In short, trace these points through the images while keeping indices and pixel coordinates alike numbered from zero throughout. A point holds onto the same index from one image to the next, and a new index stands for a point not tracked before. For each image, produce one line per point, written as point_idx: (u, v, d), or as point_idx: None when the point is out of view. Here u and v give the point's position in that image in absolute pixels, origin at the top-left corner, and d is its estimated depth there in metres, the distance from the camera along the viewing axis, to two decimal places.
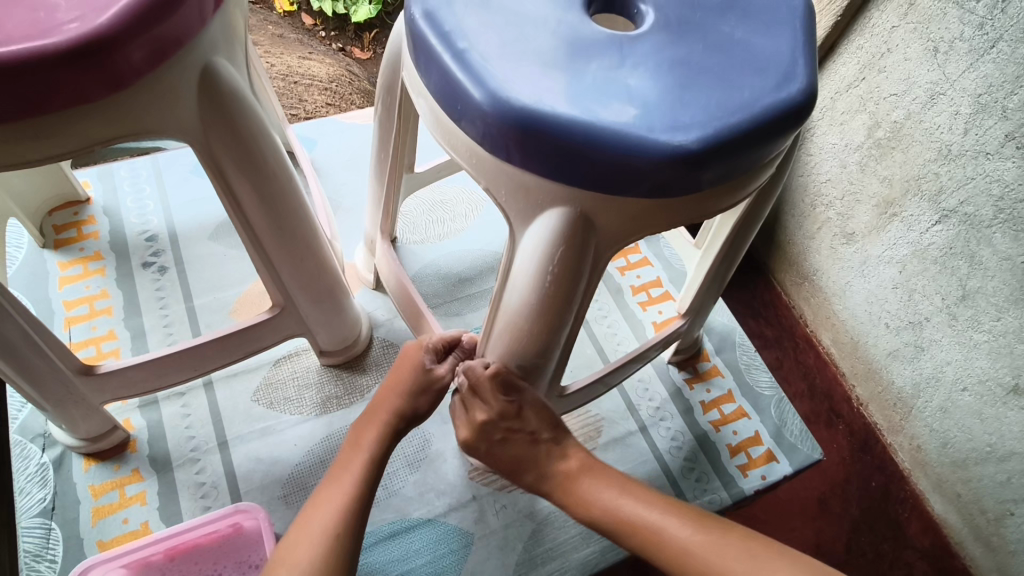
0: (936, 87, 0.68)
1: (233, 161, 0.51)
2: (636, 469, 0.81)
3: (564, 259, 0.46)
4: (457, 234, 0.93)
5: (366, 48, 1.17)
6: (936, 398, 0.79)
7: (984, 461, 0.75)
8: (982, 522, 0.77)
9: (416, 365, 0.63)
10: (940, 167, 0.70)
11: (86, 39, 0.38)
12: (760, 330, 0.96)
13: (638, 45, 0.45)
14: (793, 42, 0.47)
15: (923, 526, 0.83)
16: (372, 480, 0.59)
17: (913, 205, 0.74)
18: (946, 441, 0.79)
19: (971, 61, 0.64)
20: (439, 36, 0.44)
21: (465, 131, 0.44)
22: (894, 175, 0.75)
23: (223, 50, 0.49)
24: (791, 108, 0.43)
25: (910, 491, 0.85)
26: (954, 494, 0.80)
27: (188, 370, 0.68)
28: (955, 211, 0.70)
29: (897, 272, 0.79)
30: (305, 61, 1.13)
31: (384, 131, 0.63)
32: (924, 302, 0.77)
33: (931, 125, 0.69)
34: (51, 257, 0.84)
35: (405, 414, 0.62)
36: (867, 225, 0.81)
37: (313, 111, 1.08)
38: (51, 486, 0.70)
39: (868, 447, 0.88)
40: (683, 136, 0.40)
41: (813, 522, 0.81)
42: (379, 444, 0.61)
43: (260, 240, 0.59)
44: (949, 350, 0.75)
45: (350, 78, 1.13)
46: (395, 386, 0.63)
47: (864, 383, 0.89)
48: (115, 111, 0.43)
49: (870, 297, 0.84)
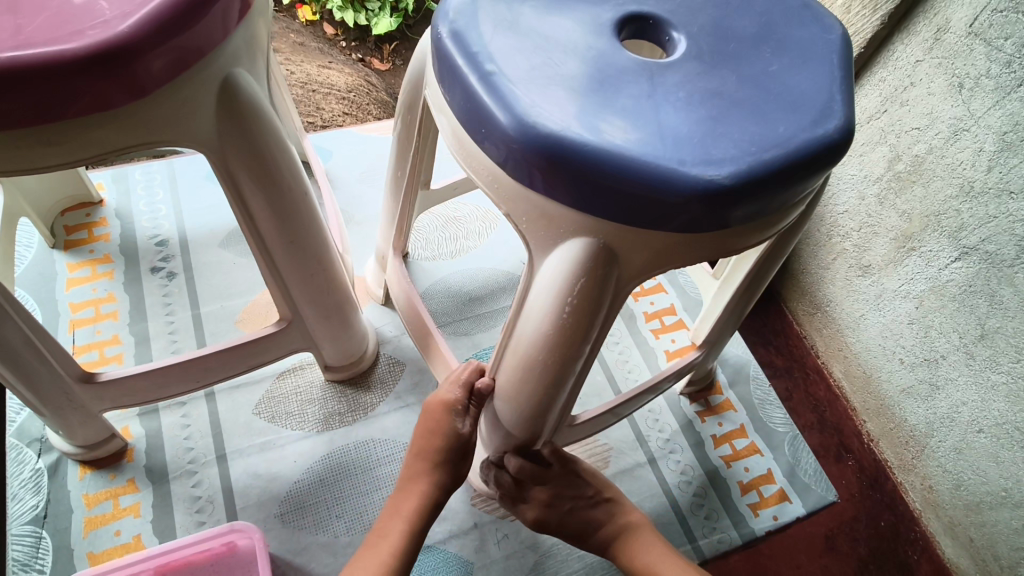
0: (960, 123, 0.66)
1: (247, 173, 0.50)
2: (642, 502, 0.78)
3: (584, 291, 0.44)
4: (470, 251, 0.91)
5: (385, 59, 1.17)
6: (950, 438, 0.76)
7: (998, 506, 0.72)
8: (994, 569, 0.74)
9: (448, 431, 0.61)
10: (961, 204, 0.68)
11: (107, 46, 0.37)
12: (770, 360, 0.94)
13: (670, 74, 0.43)
14: (829, 77, 0.45)
15: (933, 569, 0.80)
16: (410, 552, 0.59)
17: (932, 241, 0.72)
18: (959, 483, 0.77)
19: (996, 98, 0.62)
20: (465, 56, 0.43)
21: (487, 153, 0.43)
22: (914, 210, 0.74)
23: (244, 61, 0.48)
24: (827, 145, 0.41)
25: (921, 532, 0.82)
26: (966, 538, 0.77)
27: (190, 381, 0.67)
28: (976, 248, 0.67)
29: (914, 308, 0.77)
30: (324, 70, 1.13)
31: (403, 147, 0.62)
32: (940, 340, 0.74)
33: (953, 160, 0.68)
34: (60, 257, 0.83)
35: (444, 485, 0.62)
36: (884, 259, 0.79)
37: (330, 119, 1.08)
38: (44, 493, 0.68)
39: (878, 484, 0.85)
40: (715, 170, 0.38)
41: (819, 559, 0.77)
42: (418, 516, 0.60)
43: (271, 252, 0.58)
44: (966, 391, 0.73)
45: (368, 88, 1.13)
46: (429, 452, 0.62)
47: (876, 419, 0.87)
48: (133, 120, 0.42)
49: (885, 333, 0.82)
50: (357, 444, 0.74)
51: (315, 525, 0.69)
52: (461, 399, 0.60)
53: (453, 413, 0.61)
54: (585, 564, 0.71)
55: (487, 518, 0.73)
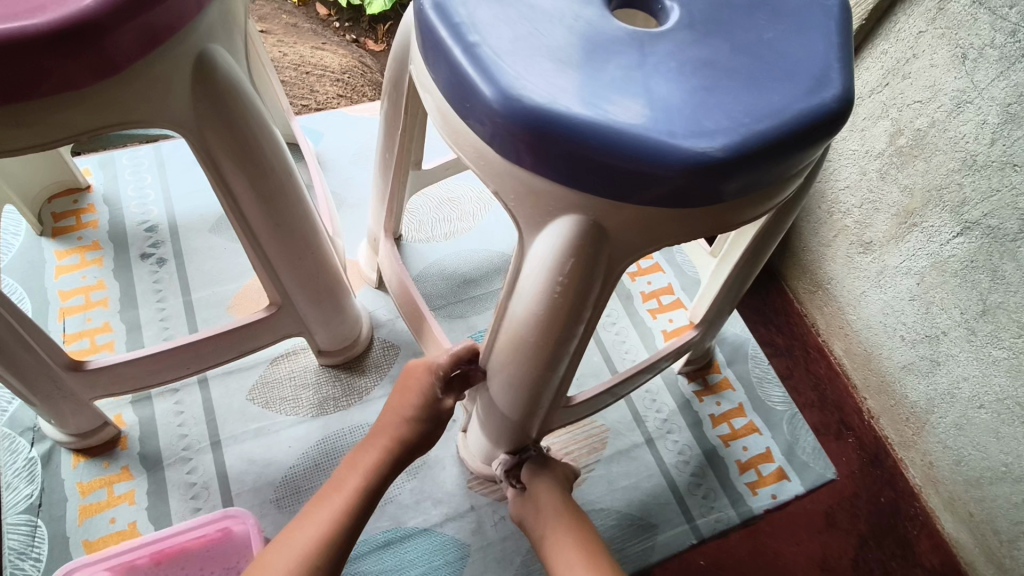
0: (963, 95, 0.64)
1: (229, 155, 0.49)
2: (640, 484, 0.77)
3: (575, 271, 0.43)
4: (465, 233, 0.90)
5: (380, 41, 1.13)
6: (950, 414, 0.76)
7: (998, 481, 0.72)
8: (993, 544, 0.74)
9: (424, 392, 0.60)
10: (963, 177, 0.67)
11: (71, 21, 0.36)
12: (770, 338, 0.93)
13: (660, 44, 0.42)
14: (826, 45, 0.43)
15: (932, 544, 0.79)
16: (366, 506, 0.57)
17: (933, 216, 0.71)
18: (959, 459, 0.76)
19: (1001, 69, 0.60)
20: (449, 28, 0.41)
21: (472, 129, 0.42)
22: (915, 184, 0.72)
23: (221, 37, 0.46)
24: (824, 116, 0.40)
25: (920, 507, 0.82)
26: (966, 513, 0.77)
27: (181, 368, 0.66)
28: (978, 223, 0.66)
29: (915, 284, 0.76)
30: (318, 52, 1.11)
31: (390, 126, 0.60)
32: (942, 315, 0.73)
33: (956, 134, 0.66)
34: (48, 244, 0.82)
35: (411, 441, 0.60)
36: (885, 234, 0.78)
37: (324, 102, 1.06)
38: (38, 482, 0.68)
39: (878, 461, 0.84)
40: (707, 142, 0.37)
41: (819, 536, 0.77)
42: (378, 471, 0.59)
43: (257, 235, 0.57)
44: (967, 365, 0.72)
45: (362, 70, 1.10)
46: (401, 411, 0.61)
47: (877, 395, 0.86)
48: (103, 100, 0.41)
49: (886, 309, 0.81)
50: (352, 428, 0.74)
51: None
52: (448, 365, 0.58)
53: (433, 376, 0.59)
54: None
55: (484, 501, 0.73)
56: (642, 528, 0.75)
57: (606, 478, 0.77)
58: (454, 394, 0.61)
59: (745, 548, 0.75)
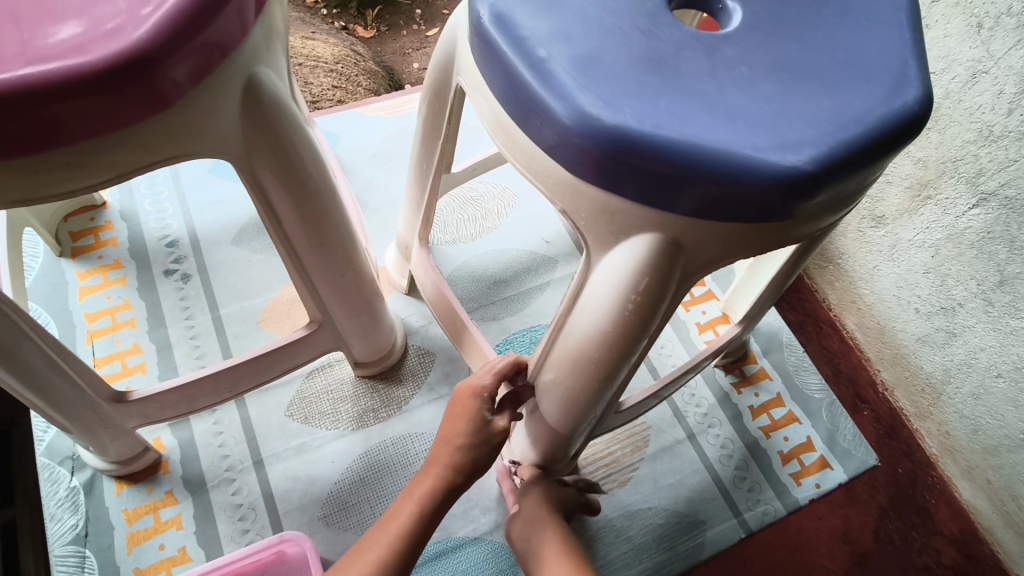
0: (979, 64, 0.63)
1: (275, 179, 0.47)
2: (685, 481, 0.77)
3: (649, 289, 0.42)
4: (491, 232, 0.89)
5: (369, 26, 1.12)
6: (968, 383, 0.76)
7: (1016, 449, 0.73)
8: (1012, 509, 0.75)
9: (473, 417, 0.58)
10: (980, 148, 0.66)
11: (121, 56, 0.33)
12: (783, 315, 0.92)
13: (729, 46, 0.40)
14: (899, 43, 0.42)
15: (950, 512, 0.80)
16: (420, 534, 0.57)
17: (949, 187, 0.70)
18: (977, 428, 0.77)
19: (1018, 37, 0.59)
20: (512, 42, 0.39)
21: (537, 143, 0.40)
22: (929, 156, 0.71)
23: (265, 56, 0.44)
24: (907, 119, 0.38)
25: (937, 476, 0.82)
26: (984, 480, 0.78)
27: (221, 392, 0.65)
28: (995, 193, 0.65)
29: (930, 256, 0.75)
30: (308, 42, 1.03)
31: (429, 132, 0.58)
32: (957, 287, 0.73)
33: (972, 105, 0.65)
34: (68, 265, 0.80)
35: (464, 469, 0.58)
36: (898, 208, 0.77)
37: (318, 94, 0.99)
38: (82, 512, 0.67)
39: (894, 432, 0.84)
40: (795, 156, 0.36)
41: (840, 508, 0.78)
42: (431, 500, 0.57)
43: (299, 255, 0.55)
44: (984, 336, 0.71)
45: (355, 59, 1.05)
46: (452, 439, 0.59)
47: (891, 367, 0.86)
48: (152, 134, 0.38)
49: (900, 282, 0.80)
50: (394, 440, 0.73)
51: (360, 525, 0.68)
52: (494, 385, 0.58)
53: (481, 399, 0.59)
54: (634, 546, 0.73)
55: None
56: (691, 525, 0.75)
57: (652, 477, 0.77)
58: (506, 414, 0.60)
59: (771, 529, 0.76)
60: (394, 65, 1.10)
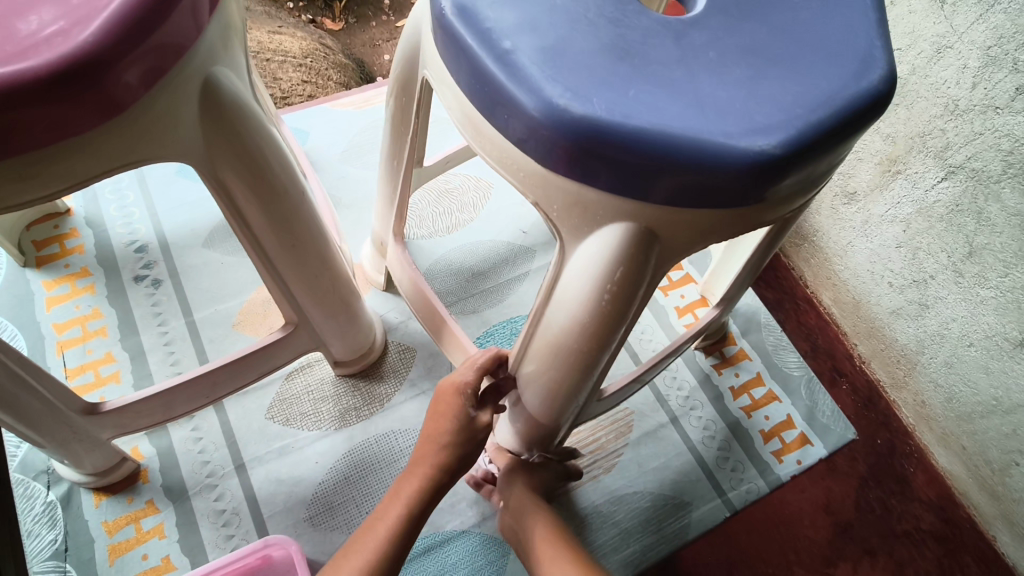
0: (943, 40, 0.64)
1: (241, 182, 0.46)
2: (669, 464, 0.78)
3: (624, 279, 0.42)
4: (468, 224, 0.88)
5: (337, 18, 1.10)
6: (941, 353, 0.77)
7: (989, 414, 0.74)
8: (986, 474, 0.77)
9: (457, 414, 0.59)
10: (946, 123, 0.67)
11: (69, 61, 0.32)
12: (762, 293, 0.93)
13: (697, 31, 0.40)
14: (865, 25, 0.42)
15: (928, 478, 0.82)
16: (407, 535, 0.57)
17: (917, 161, 0.71)
18: (950, 396, 0.78)
19: (980, 12, 0.60)
20: (477, 33, 0.39)
21: (505, 136, 0.40)
22: (897, 132, 0.72)
23: (224, 56, 0.43)
24: (874, 99, 0.38)
25: (914, 445, 0.84)
26: (959, 446, 0.79)
27: (198, 398, 0.64)
28: (962, 166, 0.66)
29: (900, 231, 0.76)
30: (274, 36, 1.00)
31: (397, 127, 0.57)
32: (929, 260, 0.74)
33: (937, 79, 0.66)
34: (34, 276, 0.78)
35: (450, 468, 0.59)
36: (869, 184, 0.78)
37: (289, 90, 0.98)
38: (60, 526, 0.65)
39: (872, 403, 0.86)
40: (764, 140, 0.36)
41: (823, 481, 0.79)
42: (418, 501, 0.58)
43: (271, 257, 0.54)
44: (955, 306, 0.73)
45: (325, 52, 1.02)
46: (437, 438, 0.59)
47: (866, 340, 0.87)
48: (108, 139, 0.37)
49: (873, 257, 0.81)
50: (378, 438, 0.73)
51: (347, 525, 0.68)
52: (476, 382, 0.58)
53: (464, 397, 0.58)
54: (621, 530, 0.74)
55: None
56: (676, 507, 0.75)
57: (636, 461, 0.78)
58: (488, 408, 0.61)
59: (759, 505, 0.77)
60: (365, 57, 1.08)
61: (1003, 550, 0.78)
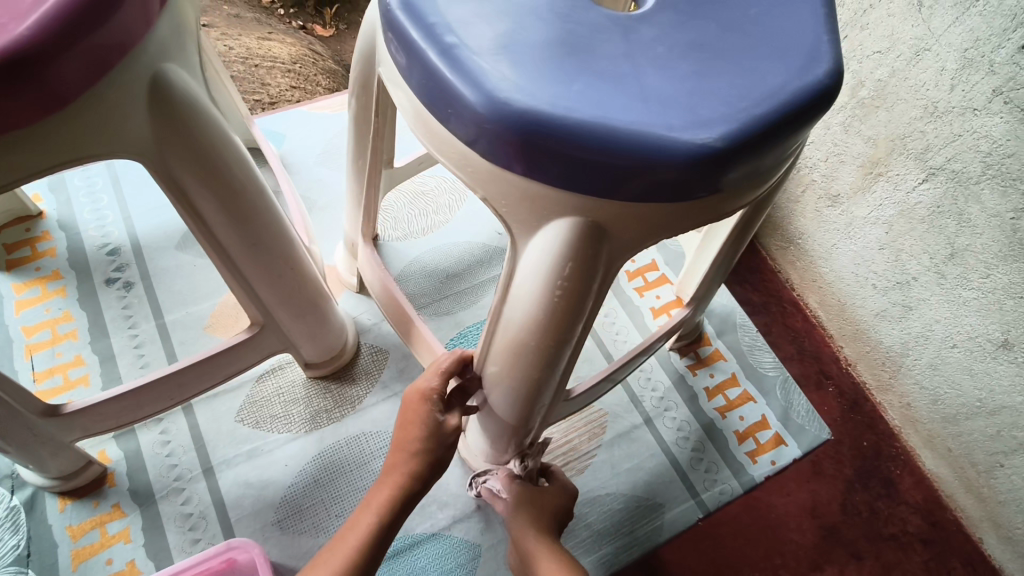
0: (921, 42, 0.64)
1: (196, 180, 0.46)
2: (643, 465, 0.78)
3: (574, 274, 0.42)
4: (442, 226, 0.88)
5: (328, 24, 1.10)
6: (926, 355, 0.77)
7: (974, 416, 0.74)
8: (972, 475, 0.77)
9: (425, 421, 0.58)
10: (926, 125, 0.67)
11: (4, 54, 0.32)
12: (747, 296, 0.93)
13: (644, 27, 0.40)
14: (813, 21, 0.42)
15: (915, 481, 0.82)
16: (378, 545, 0.56)
17: (899, 164, 0.71)
18: (936, 398, 0.78)
19: (956, 15, 0.60)
20: (421, 28, 0.39)
21: (453, 132, 0.40)
22: (879, 134, 0.72)
23: (175, 53, 0.42)
24: (820, 93, 0.39)
25: (901, 447, 0.84)
26: (945, 448, 0.79)
27: (163, 400, 0.63)
28: (942, 168, 0.67)
29: (884, 233, 0.76)
30: (263, 43, 1.01)
31: (359, 126, 0.57)
32: (912, 262, 0.74)
33: (916, 82, 0.66)
34: (4, 279, 0.78)
35: (421, 475, 0.58)
36: (851, 187, 0.78)
37: (277, 95, 0.98)
38: (24, 532, 0.65)
39: (857, 406, 0.86)
40: (707, 133, 0.36)
41: (807, 484, 0.79)
42: (389, 509, 0.57)
43: (231, 256, 0.54)
44: (938, 309, 0.73)
45: (314, 58, 1.03)
46: (407, 445, 0.58)
47: (852, 343, 0.87)
48: (50, 134, 0.37)
49: (858, 258, 0.81)
50: (348, 440, 0.72)
51: (315, 528, 0.67)
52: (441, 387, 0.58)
53: (430, 403, 0.58)
54: (593, 532, 0.73)
55: None
56: (648, 509, 0.75)
57: (610, 463, 0.77)
58: (456, 411, 0.60)
59: (739, 506, 0.77)
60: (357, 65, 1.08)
61: (991, 553, 0.78)
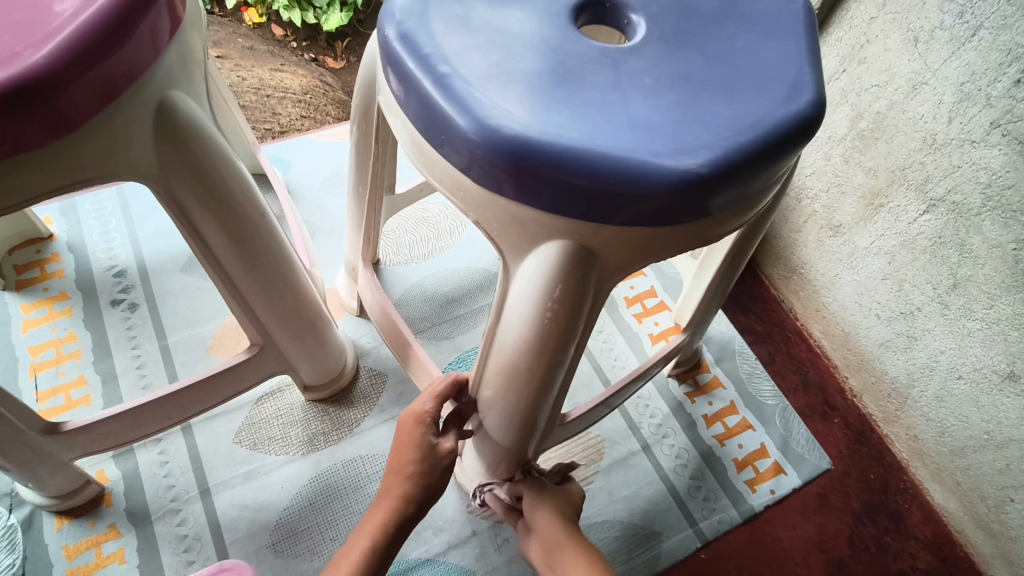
0: (919, 76, 0.66)
1: (198, 203, 0.47)
2: (641, 492, 0.77)
3: (564, 297, 0.42)
4: (442, 252, 0.89)
5: (339, 57, 1.13)
6: (931, 386, 0.77)
7: (983, 448, 0.73)
8: (982, 510, 0.76)
9: (419, 444, 0.58)
10: (925, 156, 0.68)
11: (19, 81, 0.33)
12: (751, 326, 0.93)
13: (633, 59, 0.41)
14: (797, 54, 0.43)
15: (923, 516, 0.81)
16: (373, 569, 0.56)
17: (899, 195, 0.72)
18: (943, 430, 0.77)
19: (952, 50, 0.62)
20: (417, 59, 0.40)
21: (447, 158, 0.41)
22: (879, 166, 0.73)
23: (181, 81, 0.44)
24: (802, 122, 0.40)
25: (909, 480, 0.83)
26: (954, 482, 0.78)
27: (162, 420, 0.64)
28: (943, 200, 0.67)
29: (886, 263, 0.77)
30: (276, 73, 1.06)
31: (360, 153, 0.58)
32: (914, 292, 0.74)
33: (915, 115, 0.67)
34: (12, 299, 0.79)
35: (415, 497, 0.58)
36: (853, 217, 0.79)
37: (288, 124, 1.02)
38: (19, 551, 0.65)
39: (864, 438, 0.86)
40: (691, 159, 0.37)
41: (814, 517, 0.78)
42: (384, 532, 0.57)
43: (232, 278, 0.55)
44: (943, 339, 0.73)
45: (325, 88, 1.06)
46: (401, 467, 0.59)
47: (858, 374, 0.87)
48: (59, 156, 0.39)
49: (860, 288, 0.82)
50: (345, 463, 0.72)
51: (309, 552, 0.67)
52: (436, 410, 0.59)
53: (424, 426, 0.59)
54: None
55: (485, 525, 0.72)
56: (646, 537, 0.74)
57: (607, 490, 0.77)
58: (451, 434, 0.60)
59: (743, 538, 0.76)
60: None
61: None
